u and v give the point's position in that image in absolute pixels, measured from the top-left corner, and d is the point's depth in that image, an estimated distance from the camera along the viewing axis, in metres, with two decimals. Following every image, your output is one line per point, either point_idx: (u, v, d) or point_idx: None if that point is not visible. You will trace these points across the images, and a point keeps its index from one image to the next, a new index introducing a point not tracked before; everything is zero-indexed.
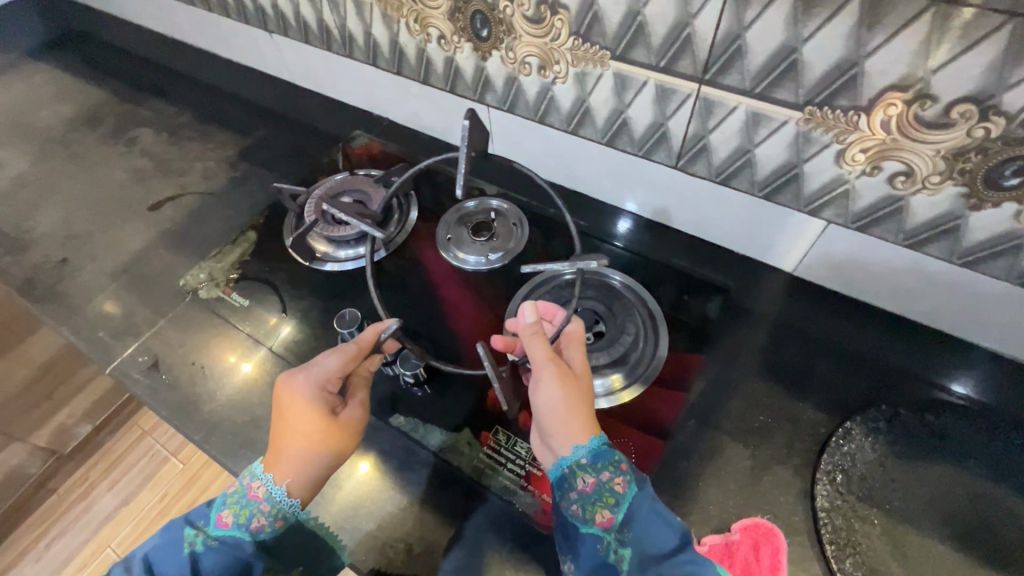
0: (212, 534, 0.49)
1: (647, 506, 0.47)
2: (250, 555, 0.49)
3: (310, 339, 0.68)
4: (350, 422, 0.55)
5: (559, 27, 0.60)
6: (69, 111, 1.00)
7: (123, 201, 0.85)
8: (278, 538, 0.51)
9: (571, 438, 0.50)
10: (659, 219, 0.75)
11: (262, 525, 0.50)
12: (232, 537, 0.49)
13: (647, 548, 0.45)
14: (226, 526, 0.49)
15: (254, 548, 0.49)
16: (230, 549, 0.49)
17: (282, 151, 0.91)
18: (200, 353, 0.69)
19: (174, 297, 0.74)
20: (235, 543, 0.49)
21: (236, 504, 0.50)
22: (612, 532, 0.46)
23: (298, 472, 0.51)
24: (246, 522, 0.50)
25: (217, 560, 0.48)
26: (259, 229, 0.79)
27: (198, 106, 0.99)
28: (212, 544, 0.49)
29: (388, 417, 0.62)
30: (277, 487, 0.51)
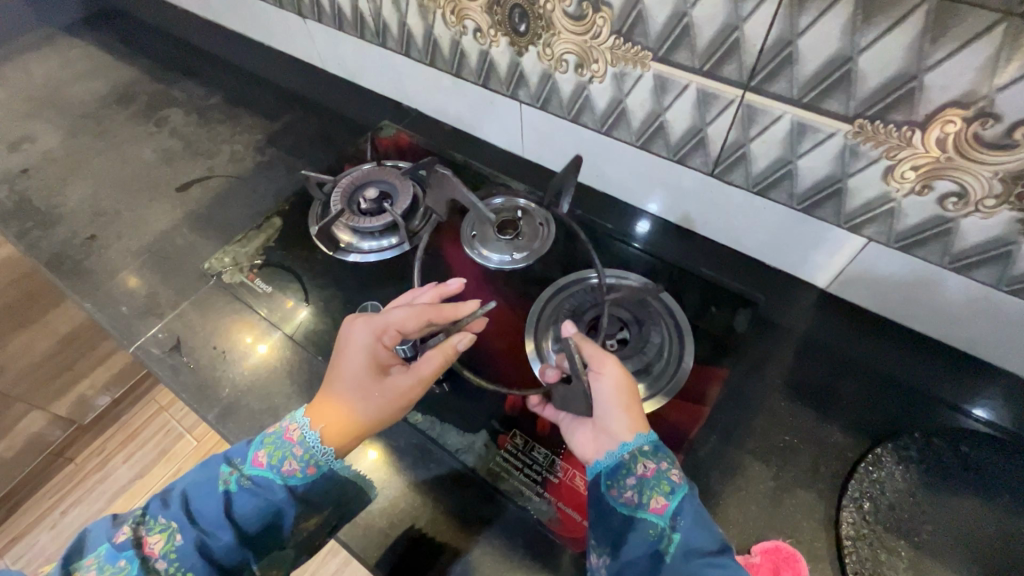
0: (246, 473, 0.48)
1: (698, 504, 0.46)
2: (281, 500, 0.48)
3: (330, 329, 0.68)
4: (395, 385, 0.52)
5: (600, 24, 0.58)
6: (103, 87, 1.01)
7: (152, 181, 0.86)
8: (311, 488, 0.49)
9: (631, 424, 0.50)
10: (688, 226, 0.74)
11: (294, 470, 0.49)
12: (264, 480, 0.48)
13: (698, 540, 0.44)
14: (260, 466, 0.48)
15: (284, 493, 0.48)
16: (262, 490, 0.48)
17: (310, 138, 0.90)
18: (221, 336, 0.69)
19: (198, 279, 0.75)
20: (267, 487, 0.48)
21: (272, 446, 0.49)
22: (665, 520, 0.45)
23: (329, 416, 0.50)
24: (279, 465, 0.48)
25: (250, 502, 0.47)
26: (284, 215, 0.78)
27: (228, 88, 0.99)
28: (246, 484, 0.48)
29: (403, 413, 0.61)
30: (308, 430, 0.50)
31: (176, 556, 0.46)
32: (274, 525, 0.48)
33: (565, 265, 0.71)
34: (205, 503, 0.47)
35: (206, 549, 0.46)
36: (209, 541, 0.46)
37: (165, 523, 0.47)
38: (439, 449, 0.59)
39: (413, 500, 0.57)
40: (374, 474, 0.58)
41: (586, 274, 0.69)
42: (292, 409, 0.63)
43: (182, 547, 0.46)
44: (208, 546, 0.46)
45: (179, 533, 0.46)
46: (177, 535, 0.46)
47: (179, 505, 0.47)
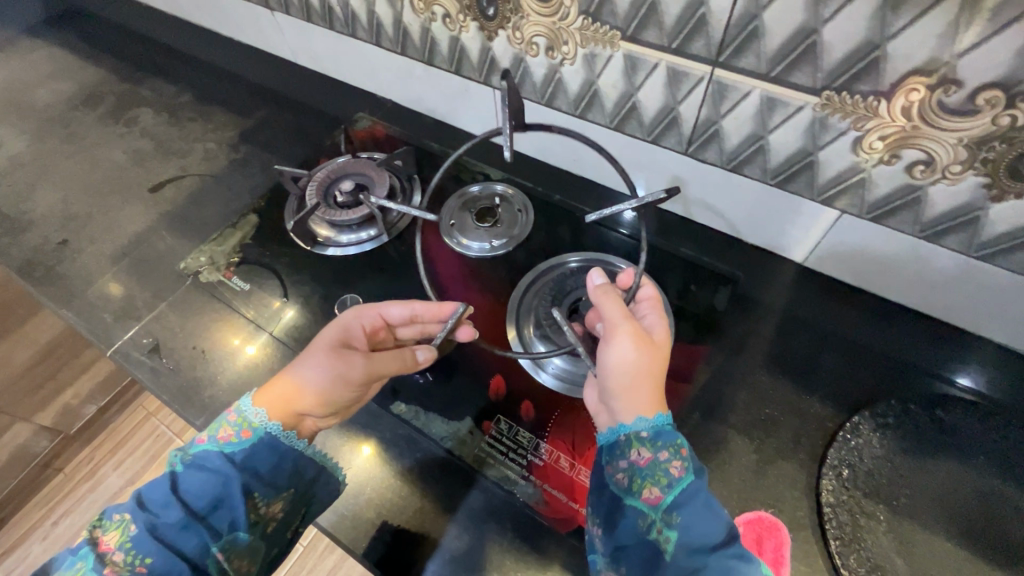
0: (189, 451, 0.49)
1: (697, 496, 0.45)
2: (221, 468, 0.48)
3: (310, 324, 0.68)
4: (348, 366, 0.53)
5: (568, 6, 0.58)
6: (69, 89, 0.99)
7: (123, 182, 0.84)
8: (248, 455, 0.49)
9: (634, 407, 0.49)
10: (666, 207, 0.74)
11: (229, 436, 0.50)
12: (202, 456, 0.49)
13: (691, 531, 0.43)
14: (200, 441, 0.50)
15: (221, 461, 0.48)
16: (201, 462, 0.48)
17: (284, 133, 0.89)
18: (200, 336, 0.68)
19: (174, 280, 0.74)
20: (204, 463, 0.48)
21: (212, 424, 0.51)
22: (657, 510, 0.45)
23: (291, 380, 0.53)
24: (215, 434, 0.50)
25: (191, 474, 0.48)
26: (261, 212, 0.78)
27: (199, 85, 0.97)
28: (188, 459, 0.49)
29: (388, 405, 0.61)
30: (247, 397, 0.52)
31: (133, 546, 0.45)
32: (221, 502, 0.47)
33: (546, 250, 0.71)
34: (151, 489, 0.48)
35: (158, 531, 0.45)
36: (159, 524, 0.46)
37: (118, 518, 0.46)
38: (426, 441, 0.59)
39: (400, 490, 0.57)
40: (364, 468, 0.58)
41: (565, 260, 0.69)
42: None
43: (136, 537, 0.45)
44: (157, 527, 0.45)
45: (131, 524, 0.46)
46: (130, 525, 0.46)
47: (132, 497, 0.48)
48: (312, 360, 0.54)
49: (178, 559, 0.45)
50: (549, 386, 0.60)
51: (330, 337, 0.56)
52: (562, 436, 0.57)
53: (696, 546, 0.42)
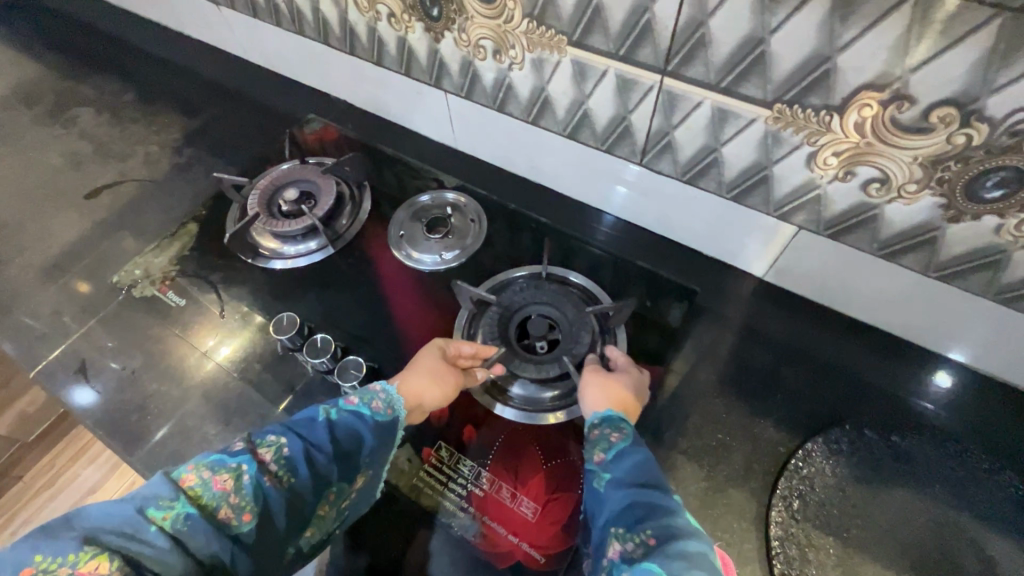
0: (339, 406, 0.49)
1: (637, 451, 0.47)
2: (368, 431, 0.48)
3: (248, 342, 0.64)
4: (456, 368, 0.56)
5: (511, 8, 0.54)
6: (5, 87, 0.93)
7: (58, 188, 0.80)
8: (389, 430, 0.50)
9: (591, 404, 0.52)
10: (625, 217, 0.70)
11: (380, 408, 0.50)
12: (359, 409, 0.49)
13: (627, 472, 0.45)
14: (353, 403, 0.49)
15: (370, 424, 0.48)
16: (356, 421, 0.48)
17: (231, 135, 0.85)
18: (131, 356, 0.64)
19: (106, 293, 0.70)
20: (360, 416, 0.49)
21: (360, 390, 0.51)
22: (600, 463, 0.47)
23: (412, 382, 0.53)
24: (369, 401, 0.50)
25: (344, 427, 0.47)
26: (201, 221, 0.74)
27: (143, 83, 0.92)
28: (343, 414, 0.48)
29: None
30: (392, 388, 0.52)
31: (288, 462, 0.43)
32: (357, 455, 0.47)
33: (499, 263, 0.68)
34: (307, 422, 0.47)
35: (312, 461, 0.44)
36: (313, 450, 0.45)
37: (273, 439, 0.45)
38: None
39: None
40: None
41: (515, 274, 0.66)
42: (207, 430, 0.59)
43: (293, 456, 0.44)
44: (313, 455, 0.44)
45: (287, 446, 0.44)
46: (287, 444, 0.44)
47: (280, 425, 0.46)
48: (425, 364, 0.54)
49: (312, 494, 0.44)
50: (508, 418, 0.57)
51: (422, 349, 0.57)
52: (504, 464, 0.55)
53: (631, 483, 0.44)
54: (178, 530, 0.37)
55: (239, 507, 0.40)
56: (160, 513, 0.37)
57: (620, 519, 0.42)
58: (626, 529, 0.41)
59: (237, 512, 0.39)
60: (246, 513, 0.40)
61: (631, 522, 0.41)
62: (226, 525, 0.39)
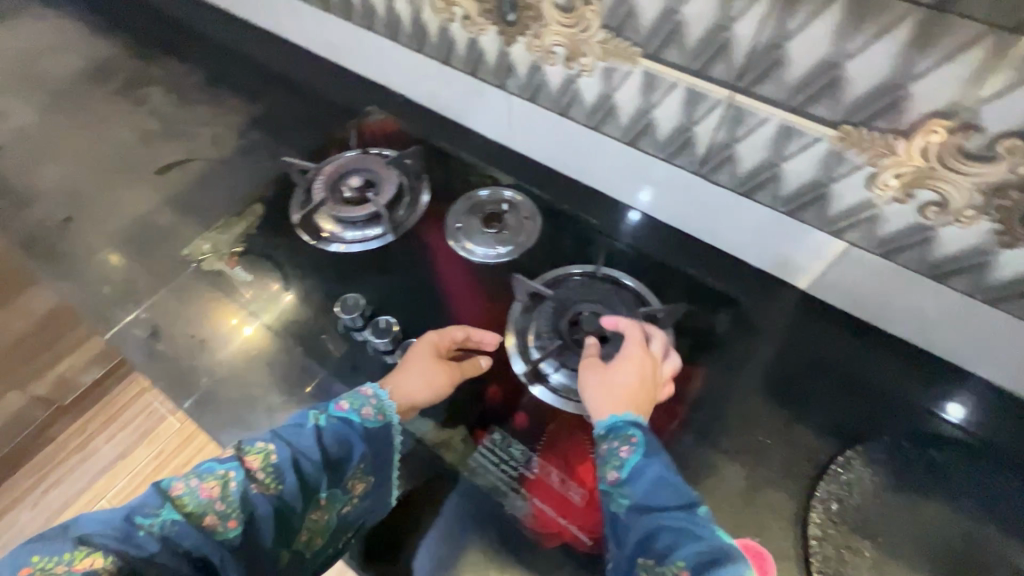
0: (330, 413, 0.53)
1: (655, 466, 0.48)
2: (355, 437, 0.52)
3: (309, 319, 0.68)
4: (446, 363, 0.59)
5: (590, 18, 0.57)
6: (79, 63, 0.98)
7: (130, 162, 0.83)
8: (378, 435, 0.53)
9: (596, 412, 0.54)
10: (673, 223, 0.73)
11: (369, 413, 0.53)
12: (347, 416, 0.52)
13: (646, 495, 0.46)
14: (342, 409, 0.53)
15: (358, 431, 0.52)
16: (343, 428, 0.52)
17: (293, 121, 0.88)
18: (199, 325, 0.68)
19: (175, 265, 0.73)
20: (350, 422, 0.52)
21: (352, 396, 0.55)
22: (617, 486, 0.48)
23: (402, 384, 0.57)
24: (358, 408, 0.53)
25: (333, 434, 0.51)
26: (266, 202, 0.77)
27: (210, 67, 0.96)
28: (332, 421, 0.52)
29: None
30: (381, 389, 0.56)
31: (275, 470, 0.48)
32: (347, 462, 0.51)
33: (550, 259, 0.71)
34: (297, 429, 0.51)
35: (297, 468, 0.49)
36: (301, 457, 0.49)
37: (260, 447, 0.50)
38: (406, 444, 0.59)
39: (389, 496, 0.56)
40: None
41: (569, 271, 0.69)
42: (270, 400, 0.62)
43: (279, 464, 0.48)
44: (300, 463, 0.49)
45: (275, 454, 0.49)
46: (274, 452, 0.49)
47: (275, 433, 0.51)
48: (412, 364, 0.58)
49: (299, 499, 0.48)
50: (544, 400, 0.60)
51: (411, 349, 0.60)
52: (554, 451, 0.57)
53: (652, 509, 0.46)
54: (162, 534, 0.44)
55: (224, 514, 0.45)
56: (147, 521, 0.44)
57: (647, 549, 0.44)
58: (657, 560, 0.43)
59: (221, 519, 0.45)
60: (231, 520, 0.45)
61: (661, 551, 0.43)
62: (211, 530, 0.45)
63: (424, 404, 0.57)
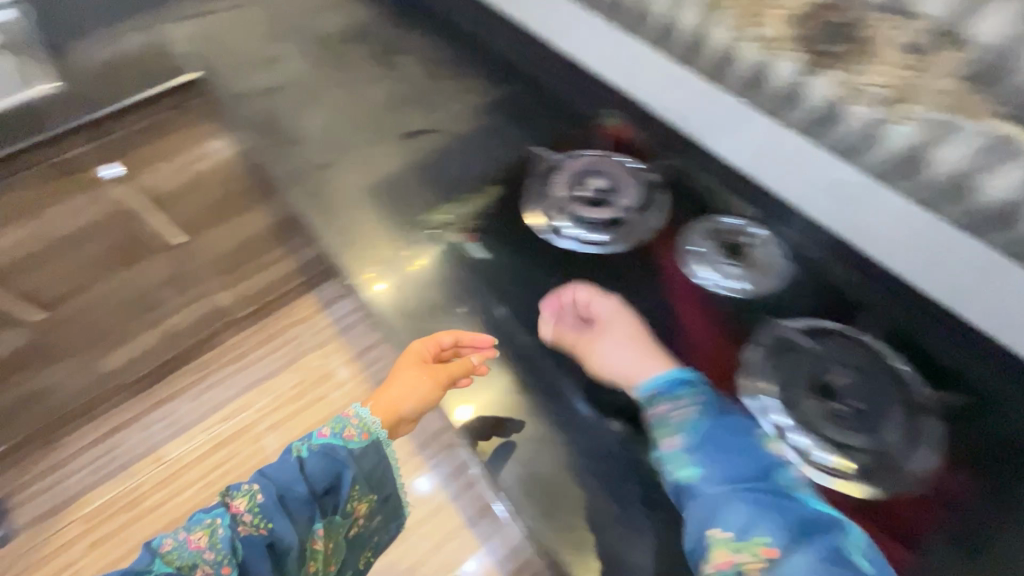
0: (312, 442, 0.59)
1: (710, 432, 0.56)
2: (344, 458, 0.58)
3: (538, 311, 0.69)
4: (432, 368, 0.64)
5: (955, 64, 0.46)
6: (342, 22, 1.06)
7: (381, 122, 0.90)
8: (362, 451, 0.60)
9: None
10: (943, 298, 0.64)
11: (353, 435, 0.60)
12: (331, 441, 0.59)
13: (807, 508, 0.50)
14: (324, 436, 0.60)
15: (344, 453, 0.59)
16: (327, 453, 0.58)
17: (531, 111, 0.90)
18: (434, 293, 0.72)
19: (414, 228, 0.77)
20: (333, 448, 0.58)
21: (334, 422, 0.61)
22: (675, 458, 0.55)
23: (390, 397, 0.63)
24: (340, 432, 0.60)
25: (318, 462, 0.57)
26: (502, 186, 0.79)
27: (455, 44, 1.01)
28: (315, 449, 0.58)
29: (574, 398, 0.64)
30: (362, 407, 0.62)
31: (258, 511, 0.55)
32: (340, 485, 0.57)
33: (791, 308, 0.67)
34: (282, 467, 0.57)
35: (283, 505, 0.55)
36: (286, 497, 0.55)
37: (246, 488, 0.56)
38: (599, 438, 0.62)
39: (608, 507, 0.58)
40: (572, 462, 0.61)
41: (823, 326, 0.65)
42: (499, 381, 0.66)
43: (262, 505, 0.55)
44: (284, 496, 0.55)
45: (260, 494, 0.56)
46: (259, 491, 0.56)
47: (263, 473, 0.58)
48: (393, 385, 0.63)
49: (292, 536, 0.54)
50: None
51: (399, 362, 0.65)
52: None
53: (726, 481, 0.53)
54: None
55: (217, 561, 0.51)
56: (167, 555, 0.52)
57: (719, 524, 0.50)
58: (735, 538, 0.49)
59: (215, 565, 0.51)
60: (223, 566, 0.51)
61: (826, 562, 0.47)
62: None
63: (411, 413, 0.64)
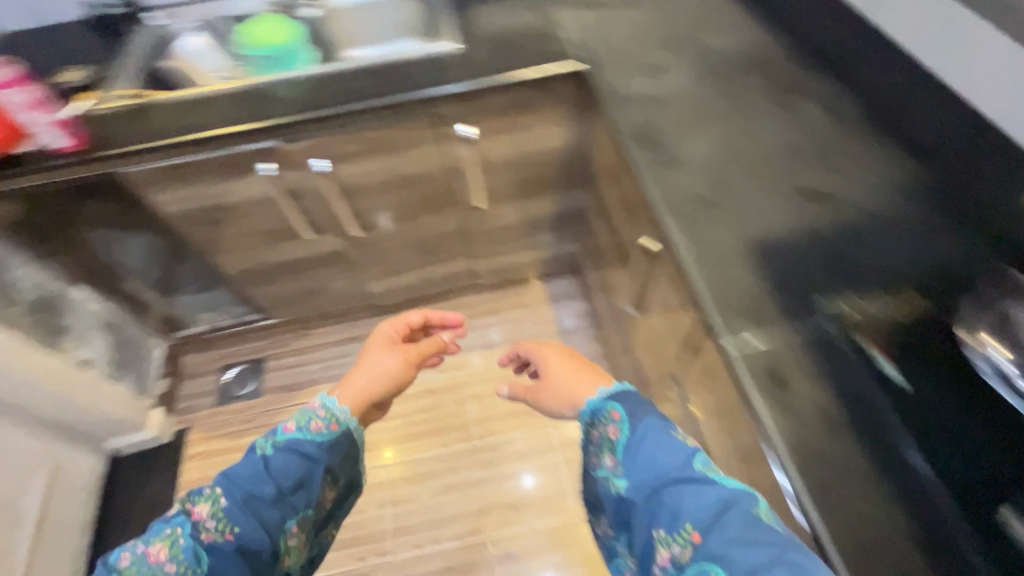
0: (275, 439, 0.71)
1: (644, 431, 0.59)
2: (310, 451, 0.71)
3: (967, 480, 0.55)
4: (397, 350, 0.88)
5: None
6: (734, 46, 0.98)
7: (773, 169, 0.80)
8: (331, 441, 0.73)
9: None
10: None
11: (320, 427, 0.73)
12: (296, 434, 0.72)
13: None
14: (290, 430, 0.72)
15: (312, 448, 0.71)
16: (294, 447, 0.70)
17: (969, 209, 0.73)
18: (822, 397, 0.61)
19: (807, 310, 0.66)
20: (301, 440, 0.71)
21: (300, 417, 0.74)
22: (615, 467, 0.61)
23: (363, 378, 0.83)
24: (307, 425, 0.73)
25: (285, 457, 0.69)
26: (932, 302, 0.65)
27: (869, 102, 0.87)
28: (280, 446, 0.70)
29: (904, 449, 0.57)
30: (328, 398, 0.77)
31: (224, 517, 0.63)
32: (306, 479, 0.70)
33: None
34: (248, 473, 0.67)
35: (249, 508, 0.64)
36: (254, 499, 0.65)
37: (207, 493, 0.64)
38: (923, 493, 0.55)
39: None
40: None
41: None
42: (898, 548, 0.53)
43: (225, 510, 0.63)
44: (257, 517, 0.65)
45: (222, 498, 0.64)
46: (222, 496, 0.64)
47: (224, 476, 0.67)
48: (368, 360, 0.86)
49: (258, 539, 0.64)
50: None
51: (371, 344, 0.90)
52: None
53: (659, 479, 0.55)
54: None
55: (179, 568, 0.60)
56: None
57: (658, 522, 0.54)
58: (667, 530, 0.53)
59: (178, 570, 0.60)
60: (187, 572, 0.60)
61: None
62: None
63: (377, 396, 0.83)
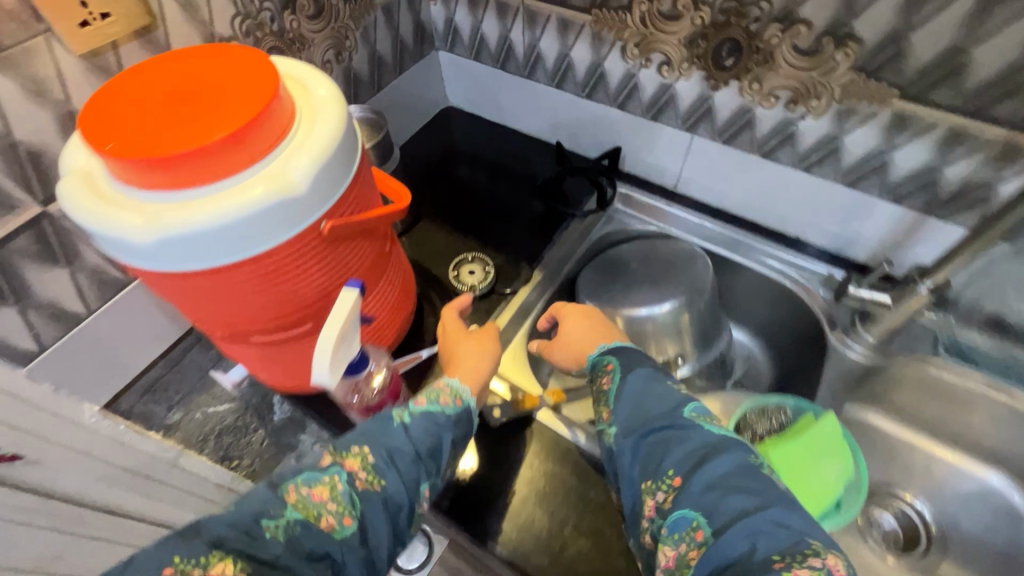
0: (411, 410, 0.45)
1: (630, 384, 0.47)
2: (444, 424, 0.45)
3: None
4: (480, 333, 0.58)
5: None
6: None
7: None
8: (465, 426, 0.47)
9: None
10: None
11: (447, 402, 0.47)
12: (431, 408, 0.46)
13: (686, 456, 0.39)
14: (421, 402, 0.46)
15: (445, 419, 0.46)
16: (429, 419, 0.45)
17: None
18: None
19: None
20: (432, 413, 0.45)
21: (426, 394, 0.47)
22: (604, 420, 0.47)
23: (469, 372, 0.53)
24: (435, 399, 0.47)
25: (419, 428, 0.44)
26: None
27: None
28: (415, 416, 0.45)
29: None
30: (446, 384, 0.49)
31: (374, 468, 0.40)
32: (441, 451, 0.44)
33: None
34: (383, 423, 0.44)
35: (395, 466, 0.41)
36: (396, 455, 0.42)
37: (354, 450, 0.41)
38: None
39: None
40: None
41: None
42: None
43: (378, 465, 0.41)
44: (397, 459, 0.42)
45: (373, 453, 0.41)
46: (372, 453, 0.41)
47: (358, 434, 0.43)
48: (455, 339, 0.57)
49: (409, 494, 0.41)
50: None
51: (446, 348, 0.57)
52: None
53: (647, 427, 0.43)
54: (293, 540, 0.35)
55: (339, 514, 0.38)
56: (273, 522, 0.36)
57: (644, 471, 0.41)
58: (651, 477, 0.40)
59: (336, 521, 0.37)
60: (345, 519, 0.38)
61: (654, 471, 0.40)
62: (327, 530, 0.37)
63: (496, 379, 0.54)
